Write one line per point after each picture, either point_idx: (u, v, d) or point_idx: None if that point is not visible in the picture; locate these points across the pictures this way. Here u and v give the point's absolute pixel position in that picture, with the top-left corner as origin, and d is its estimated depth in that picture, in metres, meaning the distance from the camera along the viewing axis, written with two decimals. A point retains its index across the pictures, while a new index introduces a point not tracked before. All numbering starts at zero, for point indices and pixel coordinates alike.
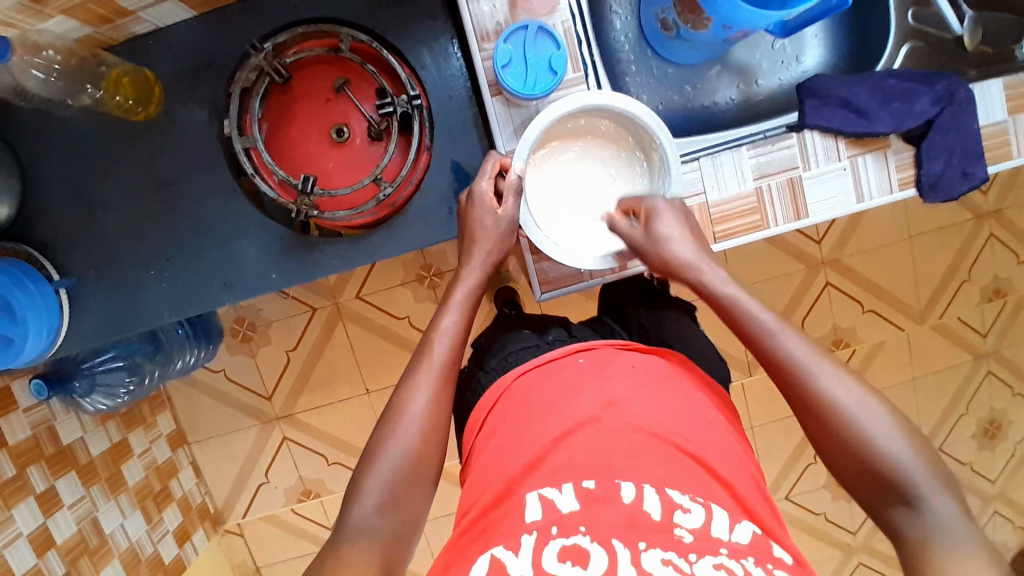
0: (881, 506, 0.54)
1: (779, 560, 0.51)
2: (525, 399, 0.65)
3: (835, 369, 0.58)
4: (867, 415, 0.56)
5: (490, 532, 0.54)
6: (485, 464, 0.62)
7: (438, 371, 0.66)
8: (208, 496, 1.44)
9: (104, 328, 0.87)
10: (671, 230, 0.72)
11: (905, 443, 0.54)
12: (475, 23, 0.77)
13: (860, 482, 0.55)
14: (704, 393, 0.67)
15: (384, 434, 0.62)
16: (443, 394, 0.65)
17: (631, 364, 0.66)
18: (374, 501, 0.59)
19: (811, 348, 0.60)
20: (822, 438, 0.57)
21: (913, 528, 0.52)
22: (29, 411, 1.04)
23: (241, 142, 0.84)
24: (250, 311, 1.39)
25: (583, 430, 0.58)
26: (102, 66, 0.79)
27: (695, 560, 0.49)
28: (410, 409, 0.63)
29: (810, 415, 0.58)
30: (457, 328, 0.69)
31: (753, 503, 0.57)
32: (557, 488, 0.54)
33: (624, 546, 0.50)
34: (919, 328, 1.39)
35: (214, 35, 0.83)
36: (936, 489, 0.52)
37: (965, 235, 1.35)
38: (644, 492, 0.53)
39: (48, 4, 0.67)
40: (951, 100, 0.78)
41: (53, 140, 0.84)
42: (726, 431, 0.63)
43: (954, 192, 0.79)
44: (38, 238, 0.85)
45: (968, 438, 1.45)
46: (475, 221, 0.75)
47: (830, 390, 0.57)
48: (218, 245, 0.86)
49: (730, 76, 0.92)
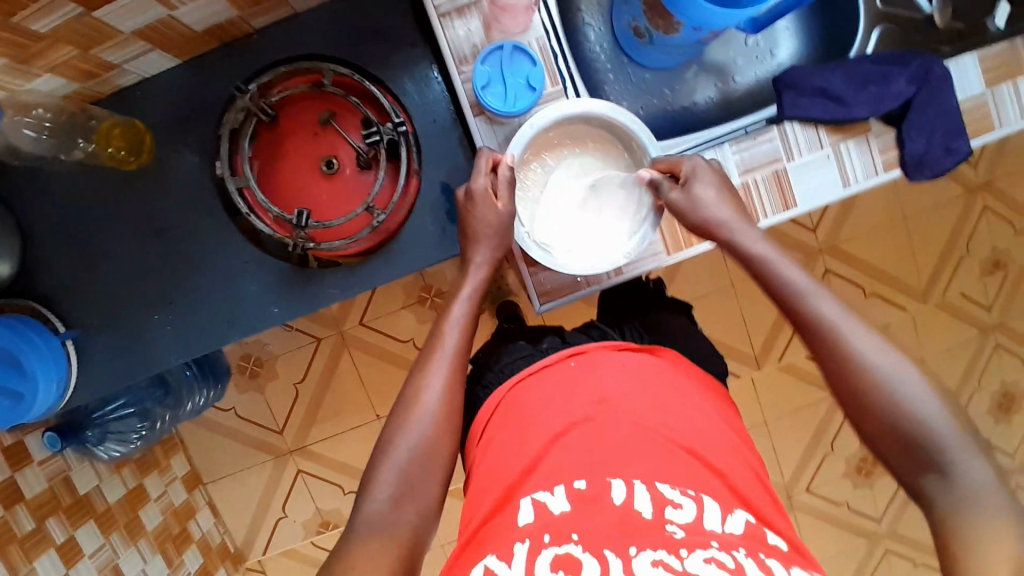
0: (912, 474, 0.56)
1: (773, 547, 0.52)
2: (518, 406, 0.66)
3: (866, 331, 0.60)
4: (900, 375, 0.57)
5: (487, 540, 0.55)
6: (484, 474, 0.63)
7: (449, 361, 0.68)
8: (227, 536, 1.44)
9: (111, 375, 0.88)
10: (711, 196, 0.73)
11: (938, 411, 0.55)
12: (452, 48, 0.79)
13: (895, 448, 0.56)
14: (699, 387, 0.67)
15: (398, 424, 0.65)
16: (453, 383, 0.67)
17: (622, 362, 0.67)
18: (387, 492, 0.61)
19: (841, 309, 0.62)
20: (854, 401, 0.59)
21: (943, 497, 0.53)
22: (43, 464, 1.04)
23: (234, 183, 0.85)
24: (256, 346, 1.40)
25: (576, 430, 0.60)
26: (92, 119, 0.82)
27: (687, 556, 0.49)
28: (423, 400, 0.65)
29: (838, 372, 0.60)
30: (465, 319, 0.72)
31: (752, 493, 0.58)
32: (549, 491, 0.56)
33: (616, 555, 0.49)
34: (922, 307, 1.39)
35: (198, 80, 0.85)
36: (968, 453, 0.53)
37: (959, 210, 1.36)
38: (634, 489, 0.54)
39: (34, 63, 0.68)
40: (927, 79, 0.79)
41: (48, 195, 0.86)
42: (720, 420, 0.64)
43: (941, 168, 0.79)
44: (42, 292, 0.86)
45: (983, 414, 1.44)
46: (475, 213, 0.75)
47: (863, 350, 0.59)
48: (218, 285, 0.87)
49: (707, 75, 0.93)
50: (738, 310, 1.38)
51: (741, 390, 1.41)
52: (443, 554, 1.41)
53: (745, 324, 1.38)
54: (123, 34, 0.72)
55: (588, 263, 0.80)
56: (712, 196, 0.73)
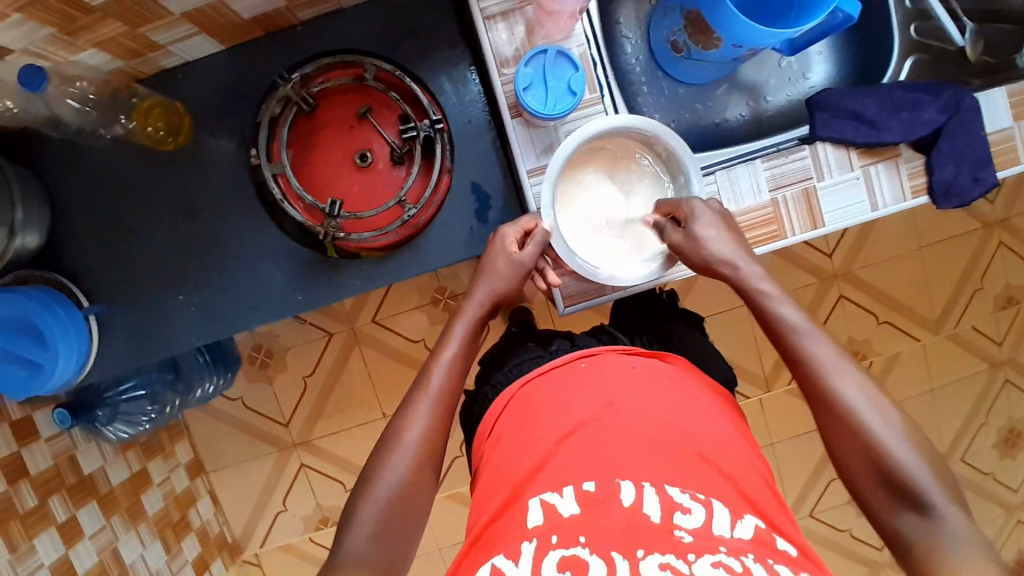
0: (890, 511, 0.58)
1: (781, 554, 0.52)
2: (531, 403, 0.66)
3: (853, 374, 0.63)
4: (878, 422, 0.59)
5: (494, 539, 0.55)
6: (493, 470, 0.63)
7: (433, 400, 0.68)
8: (226, 526, 1.43)
9: (131, 353, 0.88)
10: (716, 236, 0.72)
11: (917, 458, 0.57)
12: (494, 50, 0.80)
13: (874, 488, 0.59)
14: (710, 394, 0.67)
15: (380, 460, 0.65)
16: (438, 421, 0.68)
17: (631, 366, 0.68)
18: (368, 529, 0.61)
19: (834, 351, 0.64)
20: (838, 440, 0.61)
21: (920, 536, 0.55)
22: (51, 441, 1.04)
23: (269, 169, 0.86)
24: (268, 338, 1.40)
25: (585, 430, 0.60)
26: (135, 97, 0.83)
27: (695, 560, 0.50)
28: (404, 439, 0.66)
29: (824, 407, 0.62)
30: (455, 359, 0.72)
31: (762, 500, 0.58)
32: (558, 493, 0.56)
33: (623, 557, 0.50)
34: (933, 338, 1.39)
35: (240, 67, 0.86)
36: (942, 496, 0.55)
37: (975, 244, 1.37)
38: (643, 492, 0.54)
39: (82, 37, 0.70)
40: (958, 109, 0.80)
41: (82, 171, 0.87)
42: (728, 426, 0.64)
43: (968, 197, 0.80)
44: (68, 266, 0.87)
45: (990, 449, 1.44)
46: (490, 261, 0.77)
47: (847, 393, 0.61)
48: (244, 270, 0.88)
49: (738, 93, 0.95)
50: (750, 331, 1.38)
51: (748, 411, 1.41)
52: (440, 557, 1.41)
53: (756, 345, 1.39)
54: (172, 15, 0.73)
55: (620, 273, 0.81)
56: (715, 236, 0.72)
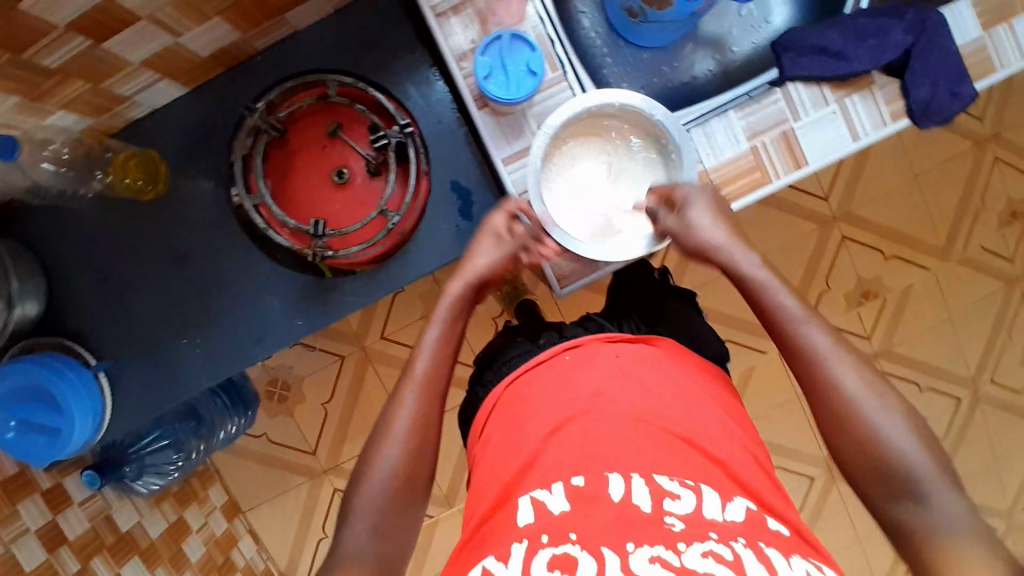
0: (885, 500, 0.58)
1: (773, 534, 0.52)
2: (517, 404, 0.65)
3: (855, 368, 0.62)
4: (877, 412, 0.59)
5: (486, 540, 0.55)
6: (484, 472, 0.63)
7: (421, 386, 0.68)
8: (270, 561, 1.43)
9: (145, 403, 0.89)
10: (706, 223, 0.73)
11: (916, 449, 0.57)
12: (450, 44, 0.80)
13: (867, 475, 0.59)
14: (694, 373, 0.67)
15: (373, 450, 0.66)
16: (428, 407, 0.68)
17: (617, 354, 0.67)
18: (367, 524, 0.63)
19: (833, 341, 0.63)
20: (836, 427, 0.61)
21: (920, 524, 0.55)
22: (85, 503, 1.05)
23: (250, 201, 0.86)
24: (282, 370, 1.41)
25: (572, 425, 0.60)
26: (109, 151, 0.84)
27: (684, 551, 0.49)
28: (394, 427, 0.66)
29: (821, 398, 0.62)
30: (440, 342, 0.71)
31: (751, 479, 0.57)
32: (547, 490, 0.55)
33: (614, 552, 0.49)
34: (943, 266, 1.38)
35: (207, 106, 0.87)
36: (942, 484, 0.56)
37: (969, 165, 1.35)
38: (632, 484, 0.54)
39: (46, 101, 0.70)
40: (924, 27, 0.79)
41: (70, 232, 0.88)
42: (711, 404, 0.63)
43: (947, 115, 0.79)
44: (71, 328, 0.88)
45: (1017, 367, 1.41)
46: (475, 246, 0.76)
47: (846, 382, 0.61)
48: (242, 305, 0.88)
49: (704, 49, 0.95)
50: None
51: (769, 366, 1.41)
52: None
53: None
54: (131, 65, 0.73)
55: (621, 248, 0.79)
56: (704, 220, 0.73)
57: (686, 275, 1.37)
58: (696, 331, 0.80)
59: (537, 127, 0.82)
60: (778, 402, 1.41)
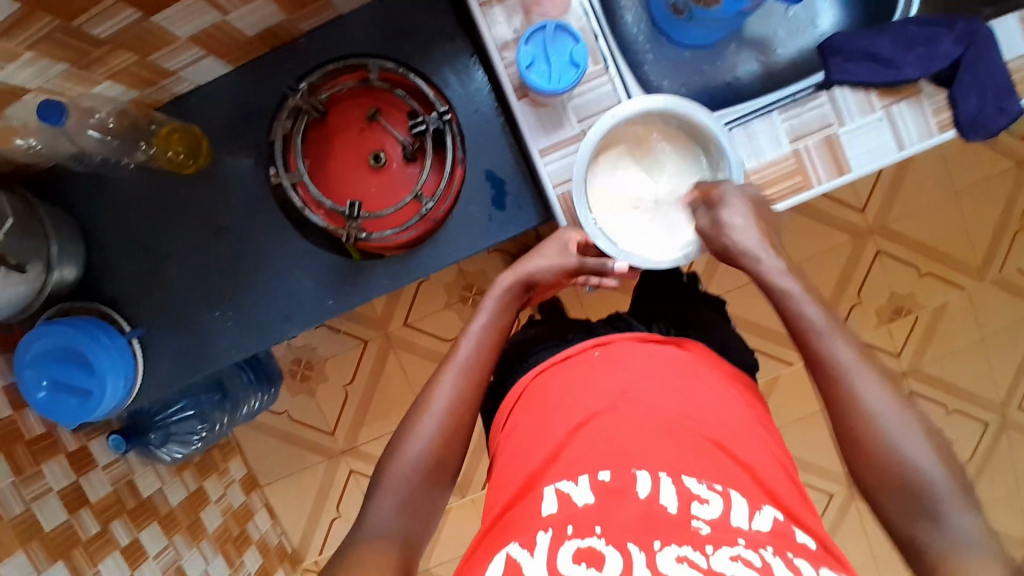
0: (905, 519, 0.56)
1: (800, 546, 0.51)
2: (544, 395, 0.66)
3: (877, 382, 0.60)
4: (900, 429, 0.58)
5: (510, 528, 0.55)
6: (507, 462, 0.63)
7: (462, 371, 0.69)
8: (284, 537, 1.46)
9: (174, 373, 0.91)
10: (743, 222, 0.73)
11: (937, 470, 0.56)
12: (493, 34, 0.81)
13: (890, 492, 0.57)
14: (725, 380, 0.66)
15: (409, 429, 0.67)
16: (469, 394, 0.69)
17: (647, 353, 0.67)
18: (396, 501, 0.63)
19: (859, 356, 0.62)
20: (854, 441, 0.60)
21: (935, 545, 0.54)
22: (109, 468, 1.07)
23: (288, 179, 0.88)
24: (307, 350, 1.43)
25: (600, 419, 0.60)
26: (153, 124, 0.86)
27: (712, 552, 0.48)
28: (431, 407, 0.67)
29: (841, 410, 0.61)
30: (487, 331, 0.73)
31: (779, 489, 0.57)
32: (573, 482, 0.55)
33: (640, 548, 0.49)
34: (979, 286, 1.34)
35: (250, 84, 0.88)
36: (959, 505, 0.54)
37: (1012, 183, 1.31)
38: (659, 483, 0.54)
39: (94, 70, 0.72)
40: (973, 39, 0.78)
41: (111, 202, 0.90)
42: (741, 411, 0.63)
43: (993, 128, 0.77)
44: (108, 295, 0.90)
45: None
46: (541, 249, 0.79)
47: (867, 397, 0.60)
48: (274, 283, 0.90)
49: (747, 49, 0.94)
50: None
51: (792, 376, 1.39)
52: None
53: None
54: (178, 40, 0.75)
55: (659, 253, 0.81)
56: (741, 222, 0.73)
57: (714, 280, 1.36)
58: (724, 337, 0.79)
59: (576, 121, 0.82)
60: (799, 413, 1.39)
